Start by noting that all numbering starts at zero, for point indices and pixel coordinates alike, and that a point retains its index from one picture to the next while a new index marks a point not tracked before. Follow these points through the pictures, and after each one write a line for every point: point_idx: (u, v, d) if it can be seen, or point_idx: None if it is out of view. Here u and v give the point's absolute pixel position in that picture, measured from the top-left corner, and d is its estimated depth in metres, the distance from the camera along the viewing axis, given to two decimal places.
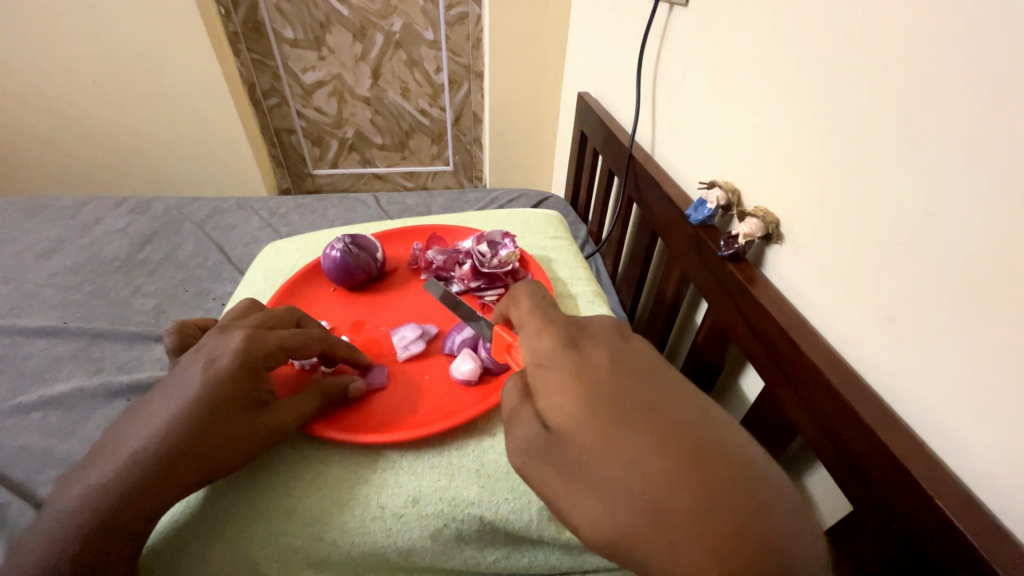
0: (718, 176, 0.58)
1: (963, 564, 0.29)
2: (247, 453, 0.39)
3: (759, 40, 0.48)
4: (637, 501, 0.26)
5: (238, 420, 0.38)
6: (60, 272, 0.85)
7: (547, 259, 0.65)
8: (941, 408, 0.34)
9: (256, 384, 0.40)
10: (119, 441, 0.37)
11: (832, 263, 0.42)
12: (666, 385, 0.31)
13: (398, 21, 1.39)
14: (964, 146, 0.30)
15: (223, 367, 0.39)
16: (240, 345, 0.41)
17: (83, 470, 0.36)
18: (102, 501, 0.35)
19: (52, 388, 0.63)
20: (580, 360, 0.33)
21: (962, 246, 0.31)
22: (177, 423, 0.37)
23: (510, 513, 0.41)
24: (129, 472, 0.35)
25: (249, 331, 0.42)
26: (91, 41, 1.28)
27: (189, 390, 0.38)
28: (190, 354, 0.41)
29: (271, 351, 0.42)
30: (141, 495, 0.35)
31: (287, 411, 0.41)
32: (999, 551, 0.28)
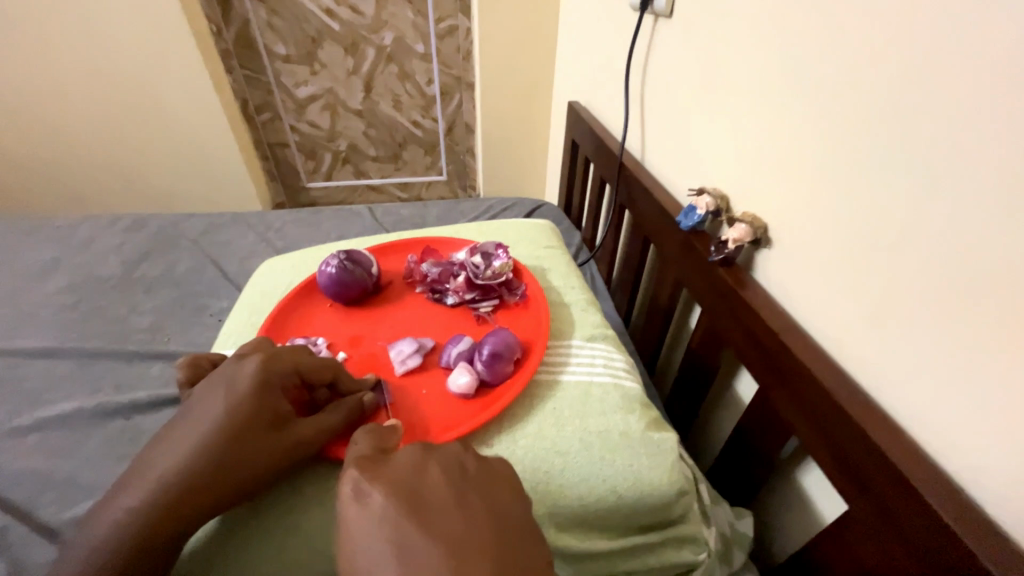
0: (706, 182, 0.59)
1: (961, 563, 0.30)
2: (271, 469, 0.39)
3: (743, 50, 0.50)
4: None
5: (261, 443, 0.38)
6: (56, 292, 0.85)
7: (540, 269, 0.65)
8: (927, 405, 0.34)
9: (275, 403, 0.40)
10: (147, 467, 0.37)
11: (820, 266, 0.43)
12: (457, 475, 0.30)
13: (389, 35, 1.41)
14: (939, 149, 0.32)
15: (243, 391, 0.39)
16: (258, 368, 0.40)
17: (115, 497, 0.36)
18: (136, 526, 0.35)
19: (50, 409, 0.63)
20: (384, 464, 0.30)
21: (943, 248, 0.32)
22: (202, 447, 0.37)
23: (557, 501, 0.41)
24: (160, 496, 0.36)
25: (265, 353, 0.42)
26: (84, 61, 1.29)
27: (213, 416, 0.38)
28: (206, 379, 0.41)
29: (288, 372, 0.42)
30: (174, 515, 0.36)
31: (309, 425, 0.41)
32: (996, 552, 0.28)
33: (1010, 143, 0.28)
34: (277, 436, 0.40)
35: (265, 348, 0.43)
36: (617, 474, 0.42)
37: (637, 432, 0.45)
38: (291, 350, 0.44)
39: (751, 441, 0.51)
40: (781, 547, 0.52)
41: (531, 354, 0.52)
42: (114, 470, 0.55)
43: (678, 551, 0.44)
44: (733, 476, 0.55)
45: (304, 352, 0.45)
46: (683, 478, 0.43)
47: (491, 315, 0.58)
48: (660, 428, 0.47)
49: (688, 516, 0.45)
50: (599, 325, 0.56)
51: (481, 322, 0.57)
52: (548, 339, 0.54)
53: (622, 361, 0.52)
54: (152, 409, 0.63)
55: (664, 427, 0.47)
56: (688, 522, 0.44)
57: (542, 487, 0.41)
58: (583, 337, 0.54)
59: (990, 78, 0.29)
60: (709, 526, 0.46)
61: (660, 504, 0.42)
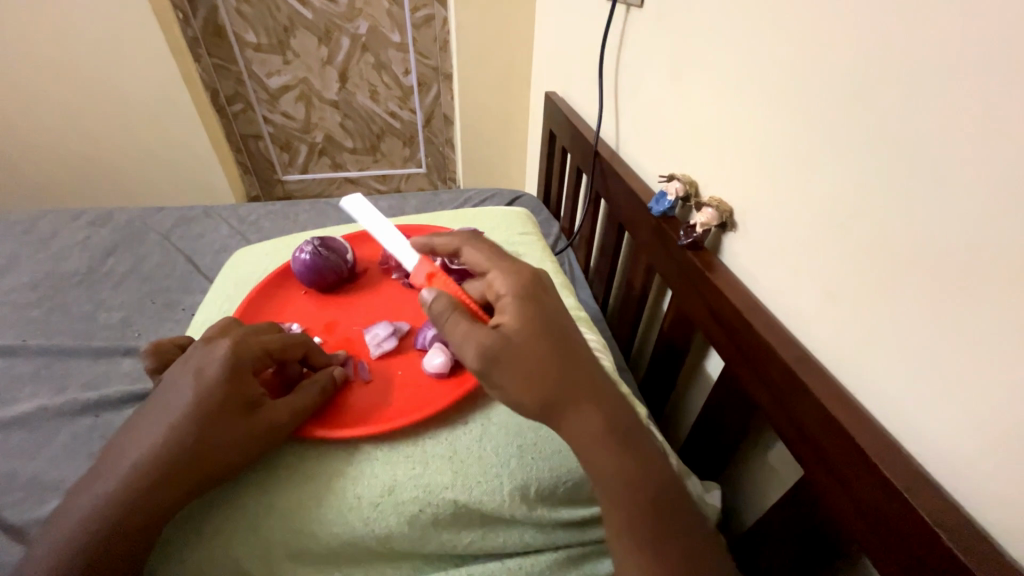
0: (677, 169, 0.60)
1: (907, 525, 0.32)
2: (245, 452, 0.39)
3: (709, 39, 0.51)
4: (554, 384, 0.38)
5: (231, 426, 0.39)
6: (17, 289, 0.82)
7: (516, 254, 0.66)
8: (875, 374, 0.37)
9: (244, 386, 0.41)
10: (121, 454, 0.38)
11: (779, 247, 0.45)
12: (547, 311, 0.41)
13: (364, 24, 1.39)
14: (881, 133, 0.34)
15: (212, 376, 0.40)
16: (227, 353, 0.41)
17: (91, 484, 0.37)
18: (111, 510, 0.36)
19: (14, 409, 0.61)
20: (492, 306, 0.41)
21: (889, 225, 0.34)
22: (174, 431, 0.38)
23: (482, 495, 0.41)
24: (130, 480, 0.36)
25: (233, 339, 0.42)
26: (41, 48, 1.23)
27: (181, 401, 0.39)
28: (177, 366, 0.41)
29: (257, 355, 0.42)
30: (148, 500, 0.36)
31: (282, 406, 0.42)
32: (939, 515, 0.31)
33: (951, 125, 0.30)
34: (248, 418, 0.40)
35: (234, 333, 0.43)
36: None
37: None
38: (259, 335, 0.44)
39: (718, 415, 0.53)
40: (747, 517, 0.55)
41: None
42: (84, 467, 0.54)
43: None
44: (702, 450, 0.57)
45: (273, 335, 0.45)
46: (651, 450, 0.45)
47: None
48: (630, 403, 0.48)
49: None
50: (573, 307, 0.58)
51: None
52: None
53: (595, 340, 0.54)
54: (123, 405, 0.61)
55: (634, 403, 0.48)
56: None
57: (458, 483, 0.41)
58: None
59: (926, 69, 0.31)
60: None
61: None
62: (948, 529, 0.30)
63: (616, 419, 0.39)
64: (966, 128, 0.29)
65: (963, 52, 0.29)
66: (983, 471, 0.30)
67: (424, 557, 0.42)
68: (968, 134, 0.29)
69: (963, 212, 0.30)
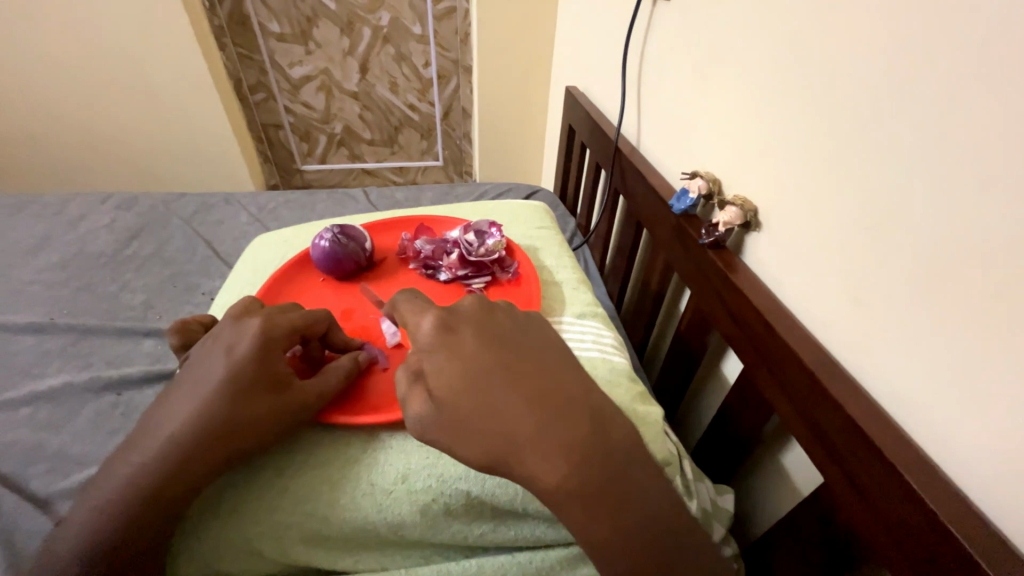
0: (700, 166, 0.59)
1: (931, 536, 0.31)
2: (272, 430, 0.40)
3: (738, 33, 0.50)
4: (514, 436, 0.36)
5: (262, 402, 0.40)
6: (46, 268, 0.85)
7: (532, 249, 0.66)
8: (901, 381, 0.36)
9: (272, 364, 0.41)
10: (153, 427, 0.39)
11: (805, 248, 0.44)
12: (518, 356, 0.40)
13: (386, 16, 1.39)
14: (914, 131, 0.33)
15: (243, 352, 0.41)
16: (257, 331, 0.42)
17: (127, 455, 0.38)
18: (145, 480, 0.37)
19: (41, 384, 0.63)
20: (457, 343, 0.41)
21: (919, 227, 0.33)
22: (209, 404, 0.39)
23: (496, 488, 0.40)
24: (164, 452, 0.37)
25: (262, 317, 0.44)
26: (72, 35, 1.26)
27: (214, 376, 0.40)
28: (208, 343, 0.43)
29: (285, 334, 0.43)
30: (178, 473, 0.37)
31: (309, 386, 0.42)
32: (966, 525, 0.29)
33: (986, 125, 0.29)
34: (274, 397, 0.40)
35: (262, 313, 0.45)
36: None
37: (622, 404, 0.46)
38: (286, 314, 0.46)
39: (733, 418, 0.52)
40: (760, 524, 0.54)
41: None
42: (106, 443, 0.56)
43: None
44: (716, 453, 0.57)
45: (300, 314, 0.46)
46: (665, 450, 0.45)
47: (483, 291, 0.58)
48: (645, 402, 0.48)
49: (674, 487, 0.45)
50: (589, 303, 0.57)
51: None
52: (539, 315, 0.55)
53: (611, 337, 0.53)
54: (144, 384, 0.63)
55: (650, 402, 0.48)
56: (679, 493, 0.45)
57: (472, 476, 0.40)
58: (572, 314, 0.55)
59: (966, 64, 0.29)
60: (690, 499, 0.47)
61: None
62: (975, 539, 0.29)
63: (602, 423, 0.37)
64: (1002, 127, 0.28)
65: (1002, 46, 0.27)
66: (1012, 486, 0.29)
67: (436, 547, 0.42)
68: (1008, 133, 0.28)
69: (997, 214, 0.28)
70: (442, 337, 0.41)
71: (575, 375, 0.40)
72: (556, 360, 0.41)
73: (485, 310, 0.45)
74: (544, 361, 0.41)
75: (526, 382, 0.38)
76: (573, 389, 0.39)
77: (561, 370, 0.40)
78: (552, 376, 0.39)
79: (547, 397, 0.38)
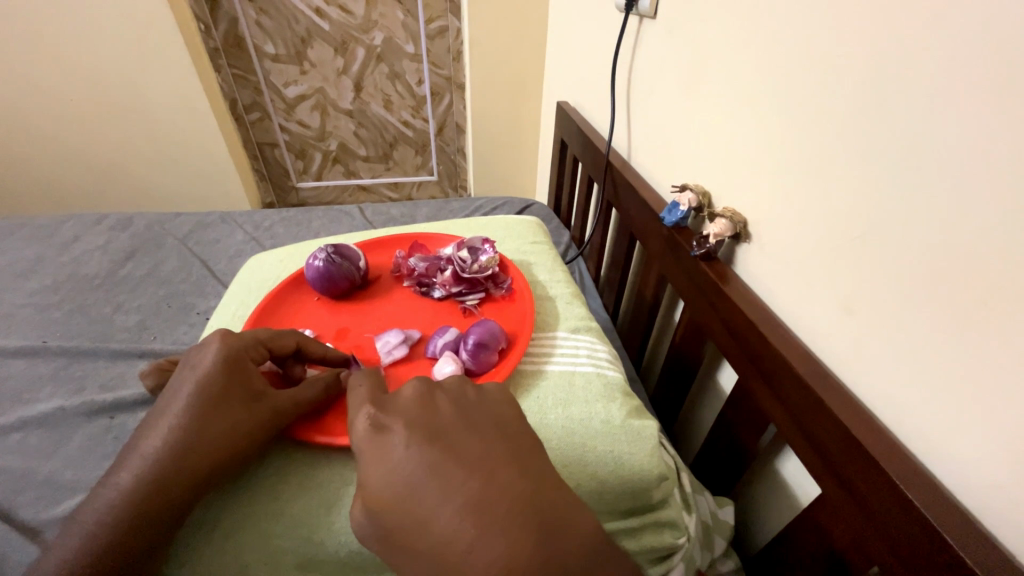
0: (689, 180, 0.60)
1: (935, 553, 0.30)
2: (253, 437, 0.41)
3: (724, 51, 0.51)
4: (453, 556, 0.27)
5: (236, 411, 0.40)
6: (39, 290, 0.84)
7: (527, 263, 0.66)
8: (894, 392, 0.36)
9: (243, 375, 0.42)
10: (134, 446, 0.39)
11: (795, 260, 0.44)
12: (471, 453, 0.30)
13: (379, 35, 1.42)
14: (898, 144, 0.34)
15: (208, 366, 0.41)
16: (219, 344, 0.42)
17: (110, 478, 0.38)
18: (130, 500, 0.36)
19: (32, 409, 0.62)
20: (390, 436, 0.31)
21: (909, 241, 0.34)
22: (184, 419, 0.39)
23: None
24: (148, 470, 0.37)
25: (224, 332, 0.44)
26: (69, 59, 1.28)
27: (184, 391, 0.40)
28: (177, 366, 0.43)
29: (250, 346, 0.44)
30: (162, 487, 0.37)
31: (286, 392, 0.44)
32: (970, 541, 0.29)
33: (970, 139, 0.29)
34: (248, 404, 0.41)
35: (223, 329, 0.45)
36: (599, 461, 0.43)
37: (618, 419, 0.46)
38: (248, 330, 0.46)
39: (731, 430, 0.52)
40: (761, 536, 0.54)
41: (515, 344, 0.52)
42: (99, 468, 0.55)
43: (659, 535, 0.45)
44: (714, 465, 0.57)
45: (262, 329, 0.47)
46: (662, 465, 0.44)
47: (478, 307, 0.58)
48: (641, 416, 0.47)
49: (670, 502, 0.46)
50: (583, 318, 0.57)
51: (468, 315, 0.58)
52: (534, 331, 0.55)
53: (606, 352, 0.53)
54: (138, 407, 0.62)
55: (644, 416, 0.48)
56: (671, 507, 0.46)
57: None
58: (567, 329, 0.55)
59: (946, 80, 0.30)
60: (689, 513, 0.47)
61: (642, 488, 0.43)
62: (978, 555, 0.28)
63: (558, 547, 0.28)
64: (987, 140, 0.28)
65: (986, 62, 0.28)
66: (1006, 494, 0.29)
67: None
68: (994, 145, 0.28)
69: (987, 221, 0.29)
70: (367, 441, 0.31)
71: (536, 474, 0.30)
72: (511, 454, 0.31)
73: (428, 395, 0.35)
74: (494, 456, 0.31)
75: (476, 486, 0.29)
76: (531, 494, 0.29)
77: (516, 469, 0.30)
78: (505, 478, 0.29)
79: (491, 513, 0.28)
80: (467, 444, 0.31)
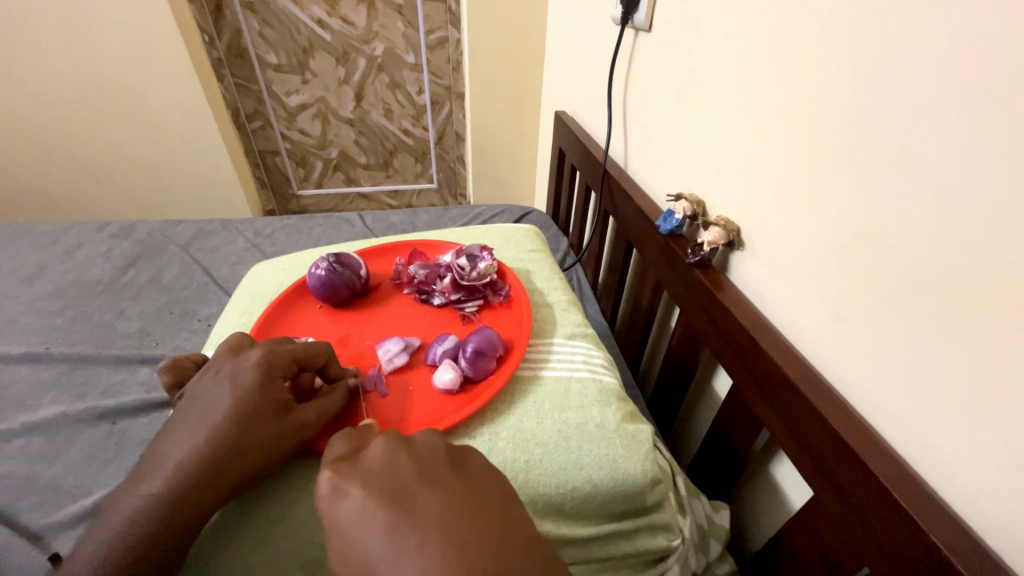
0: (684, 189, 0.61)
1: (921, 552, 0.31)
2: (278, 452, 0.41)
3: (717, 66, 0.52)
4: None
5: (269, 430, 0.41)
6: (42, 297, 0.85)
7: (525, 271, 0.67)
8: (883, 396, 0.37)
9: (275, 390, 0.42)
10: (161, 456, 0.39)
11: (786, 268, 0.45)
12: (428, 516, 0.27)
13: (380, 46, 1.44)
14: (884, 155, 0.35)
15: (248, 383, 0.41)
16: (261, 362, 0.43)
17: (134, 485, 0.38)
18: (154, 510, 0.37)
19: (35, 415, 0.63)
20: (349, 501, 0.29)
21: (896, 249, 0.35)
22: (217, 435, 0.39)
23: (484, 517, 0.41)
24: (175, 482, 0.37)
25: (265, 348, 0.44)
26: (75, 69, 1.30)
27: (222, 407, 0.40)
28: (210, 375, 0.43)
29: (288, 364, 0.44)
30: (186, 500, 0.37)
31: (313, 407, 0.44)
32: (950, 540, 0.30)
33: (954, 151, 0.30)
34: (281, 424, 0.41)
35: (263, 343, 0.45)
36: (594, 464, 0.43)
37: (613, 423, 0.46)
38: (286, 344, 0.46)
39: (726, 435, 0.53)
40: (755, 540, 0.54)
41: (513, 351, 0.53)
42: (101, 473, 0.56)
43: (655, 537, 0.46)
44: (709, 470, 0.57)
45: (297, 343, 0.47)
46: (656, 468, 0.45)
47: (476, 315, 0.59)
48: (635, 421, 0.48)
49: (664, 504, 0.47)
50: (579, 324, 0.58)
51: (466, 322, 0.59)
52: (531, 338, 0.56)
53: (601, 358, 0.54)
54: (140, 413, 0.63)
55: (639, 420, 0.48)
56: (665, 510, 0.47)
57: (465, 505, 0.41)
58: (563, 335, 0.56)
59: (929, 95, 0.32)
60: (684, 515, 0.48)
61: (637, 492, 0.44)
62: (957, 552, 0.29)
63: None
64: (970, 152, 0.30)
65: (968, 78, 0.29)
66: (993, 494, 0.30)
67: None
68: (974, 157, 0.29)
69: (972, 230, 0.30)
70: (329, 508, 0.29)
71: (497, 538, 0.26)
72: (475, 508, 0.28)
73: (394, 448, 0.32)
74: (455, 516, 0.27)
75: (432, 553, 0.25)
76: (493, 561, 0.25)
77: (478, 528, 0.27)
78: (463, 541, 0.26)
79: None
80: (426, 505, 0.28)
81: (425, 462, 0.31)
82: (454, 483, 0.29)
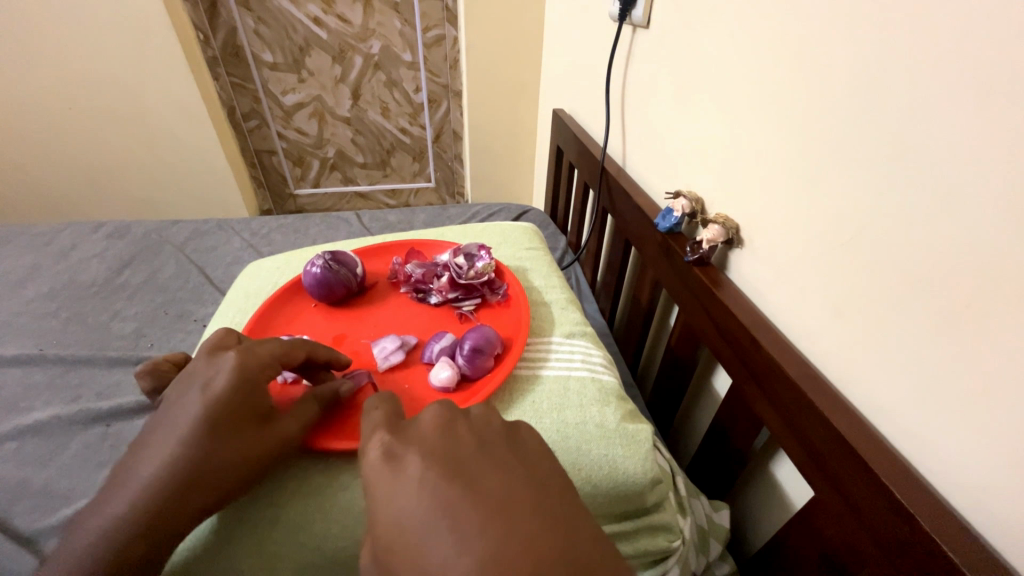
0: (683, 186, 0.61)
1: (926, 554, 0.31)
2: (253, 468, 0.40)
3: (715, 63, 0.52)
4: None
5: (241, 445, 0.39)
6: (36, 299, 0.84)
7: (522, 269, 0.67)
8: (883, 394, 0.36)
9: (253, 401, 0.41)
10: (130, 471, 0.37)
11: (786, 266, 0.45)
12: (494, 488, 0.27)
13: (377, 44, 1.43)
14: (887, 151, 0.34)
15: (220, 392, 0.39)
16: (235, 368, 0.40)
17: (105, 500, 0.37)
18: (126, 528, 0.36)
19: (29, 417, 0.62)
20: (404, 463, 0.29)
21: (895, 246, 0.34)
22: (187, 449, 0.37)
23: None
24: (146, 500, 0.36)
25: (240, 352, 0.42)
26: (69, 67, 1.29)
27: (190, 419, 0.38)
28: (181, 380, 0.41)
29: (265, 368, 0.43)
30: (160, 514, 0.36)
31: (290, 420, 0.43)
32: (955, 542, 0.29)
33: (954, 146, 0.30)
34: (256, 436, 0.40)
35: (237, 346, 0.43)
36: (594, 464, 0.43)
37: (612, 423, 0.46)
38: (263, 347, 0.44)
39: (725, 434, 0.53)
40: (756, 538, 0.54)
41: (511, 350, 0.53)
42: (96, 476, 0.55)
43: (653, 538, 0.45)
44: (709, 470, 0.57)
45: (278, 345, 0.45)
46: (656, 468, 0.45)
47: (474, 313, 0.59)
48: (635, 420, 0.48)
49: (664, 505, 0.47)
50: (578, 323, 0.58)
51: (464, 320, 0.59)
52: (529, 336, 0.55)
53: (600, 357, 0.54)
54: (135, 415, 0.62)
55: (639, 419, 0.48)
56: (663, 510, 0.47)
57: None
58: (562, 334, 0.56)
59: (929, 92, 0.31)
60: (684, 516, 0.48)
61: (635, 492, 0.43)
62: (962, 553, 0.29)
63: None
64: (971, 148, 0.29)
65: (969, 72, 0.29)
66: (996, 492, 0.29)
67: None
68: (979, 154, 0.29)
69: (975, 228, 0.29)
70: (380, 467, 0.29)
71: (558, 517, 0.26)
72: (535, 489, 0.27)
73: (449, 421, 0.32)
74: (515, 493, 0.27)
75: (491, 519, 0.25)
76: (554, 539, 0.25)
77: (536, 505, 0.26)
78: (523, 516, 0.25)
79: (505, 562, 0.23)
80: (488, 478, 0.27)
81: (485, 437, 0.31)
82: (516, 462, 0.29)
